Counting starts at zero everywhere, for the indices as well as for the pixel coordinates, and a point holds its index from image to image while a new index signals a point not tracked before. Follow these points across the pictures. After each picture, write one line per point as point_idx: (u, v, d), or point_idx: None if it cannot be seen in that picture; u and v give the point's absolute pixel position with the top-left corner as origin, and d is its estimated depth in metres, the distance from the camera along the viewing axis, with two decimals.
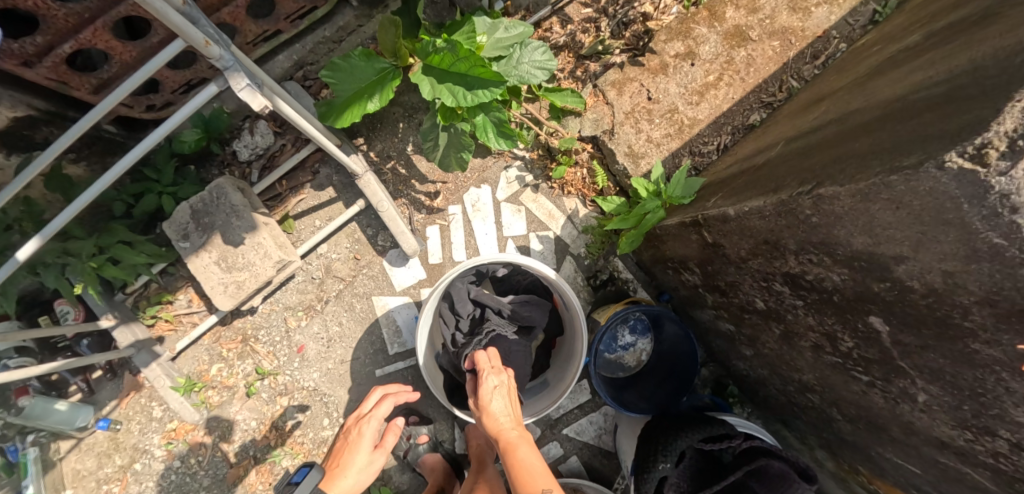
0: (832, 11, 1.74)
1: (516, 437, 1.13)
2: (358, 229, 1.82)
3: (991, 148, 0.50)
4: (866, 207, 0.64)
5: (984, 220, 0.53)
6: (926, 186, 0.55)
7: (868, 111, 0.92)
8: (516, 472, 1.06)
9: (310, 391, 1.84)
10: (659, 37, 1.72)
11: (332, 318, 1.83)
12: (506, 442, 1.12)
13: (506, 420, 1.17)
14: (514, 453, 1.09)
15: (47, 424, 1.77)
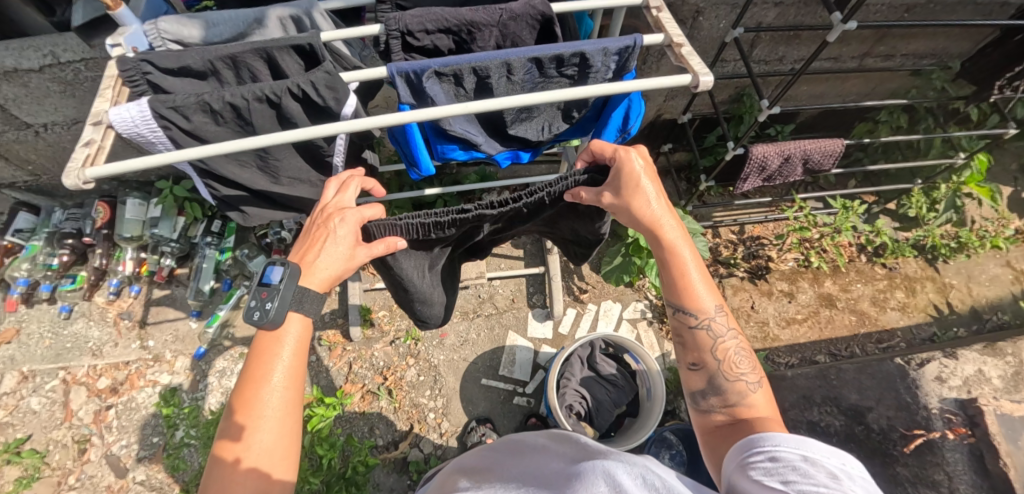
0: (900, 317, 2.44)
1: (665, 228, 1.09)
2: (524, 283, 2.49)
3: (914, 361, 1.73)
4: (862, 377, 1.77)
5: (906, 391, 1.68)
6: (886, 371, 1.75)
7: (867, 359, 1.88)
8: (670, 263, 1.09)
9: (431, 364, 2.33)
10: (774, 275, 2.50)
11: (475, 327, 2.40)
12: (663, 234, 1.08)
13: (651, 206, 1.08)
14: (669, 245, 1.08)
15: None
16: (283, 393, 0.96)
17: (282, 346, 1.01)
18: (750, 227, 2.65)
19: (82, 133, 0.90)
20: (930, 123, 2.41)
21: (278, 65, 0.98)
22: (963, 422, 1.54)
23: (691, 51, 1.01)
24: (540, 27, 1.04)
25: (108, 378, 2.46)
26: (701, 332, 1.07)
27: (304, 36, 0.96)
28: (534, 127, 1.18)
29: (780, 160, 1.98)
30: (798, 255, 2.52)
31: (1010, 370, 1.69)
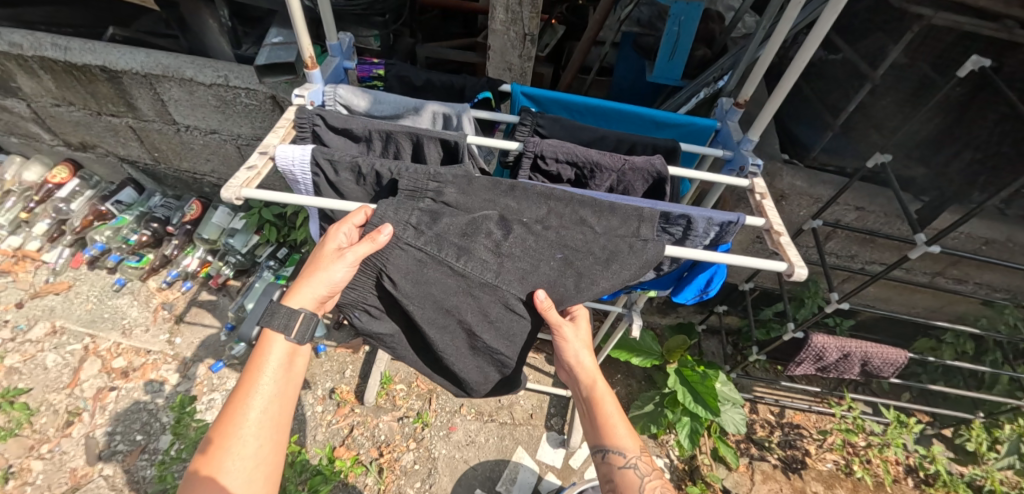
0: None
1: (618, 434, 1.19)
2: (547, 401, 2.43)
3: None
4: None
5: None
6: None
7: None
8: (605, 430, 1.20)
9: (430, 455, 2.22)
10: (810, 473, 2.30)
11: (485, 431, 2.31)
12: (590, 387, 1.23)
13: (613, 416, 1.21)
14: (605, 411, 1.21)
15: None
16: (264, 409, 1.04)
17: (265, 364, 1.08)
18: (790, 412, 2.52)
19: (250, 157, 1.10)
20: (999, 358, 2.31)
21: (422, 149, 1.13)
22: None
23: (789, 242, 1.07)
24: (652, 182, 1.14)
25: (125, 359, 2.49)
26: (636, 484, 1.12)
27: (454, 135, 1.11)
28: None
29: (839, 355, 1.94)
30: (837, 458, 2.36)
31: None
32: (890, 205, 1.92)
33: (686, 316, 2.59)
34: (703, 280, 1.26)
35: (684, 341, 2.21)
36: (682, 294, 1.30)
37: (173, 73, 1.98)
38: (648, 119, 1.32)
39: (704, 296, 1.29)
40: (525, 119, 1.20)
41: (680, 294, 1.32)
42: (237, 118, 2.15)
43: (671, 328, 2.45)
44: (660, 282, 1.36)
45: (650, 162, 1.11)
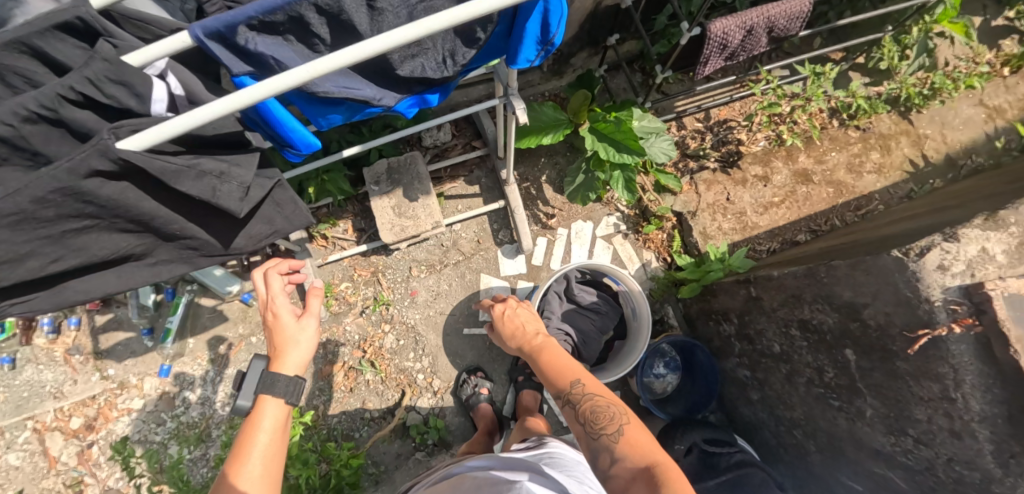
0: (877, 180, 2.35)
1: (572, 370, 1.28)
2: (486, 222, 2.41)
3: (911, 249, 1.04)
4: (855, 272, 1.18)
5: (907, 283, 1.04)
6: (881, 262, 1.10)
7: (861, 235, 1.63)
8: (558, 366, 1.31)
9: (409, 326, 2.35)
10: (747, 160, 2.36)
11: (445, 278, 2.38)
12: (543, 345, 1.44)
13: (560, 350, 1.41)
14: (558, 359, 1.33)
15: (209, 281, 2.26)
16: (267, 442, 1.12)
17: (262, 421, 1.14)
18: (716, 111, 2.47)
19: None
20: None
21: (46, 53, 0.93)
22: (970, 310, 0.95)
23: None
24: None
25: (79, 416, 2.33)
26: (588, 416, 1.15)
27: (67, 10, 0.91)
28: (431, 58, 1.15)
29: (742, 33, 1.73)
30: (769, 133, 2.39)
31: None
32: None
33: (583, 67, 2.31)
34: (531, 30, 1.14)
35: (586, 97, 1.98)
36: (520, 56, 1.19)
37: None
38: None
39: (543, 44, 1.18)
40: None
41: (514, 57, 1.21)
42: None
43: (573, 86, 2.15)
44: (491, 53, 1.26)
45: None
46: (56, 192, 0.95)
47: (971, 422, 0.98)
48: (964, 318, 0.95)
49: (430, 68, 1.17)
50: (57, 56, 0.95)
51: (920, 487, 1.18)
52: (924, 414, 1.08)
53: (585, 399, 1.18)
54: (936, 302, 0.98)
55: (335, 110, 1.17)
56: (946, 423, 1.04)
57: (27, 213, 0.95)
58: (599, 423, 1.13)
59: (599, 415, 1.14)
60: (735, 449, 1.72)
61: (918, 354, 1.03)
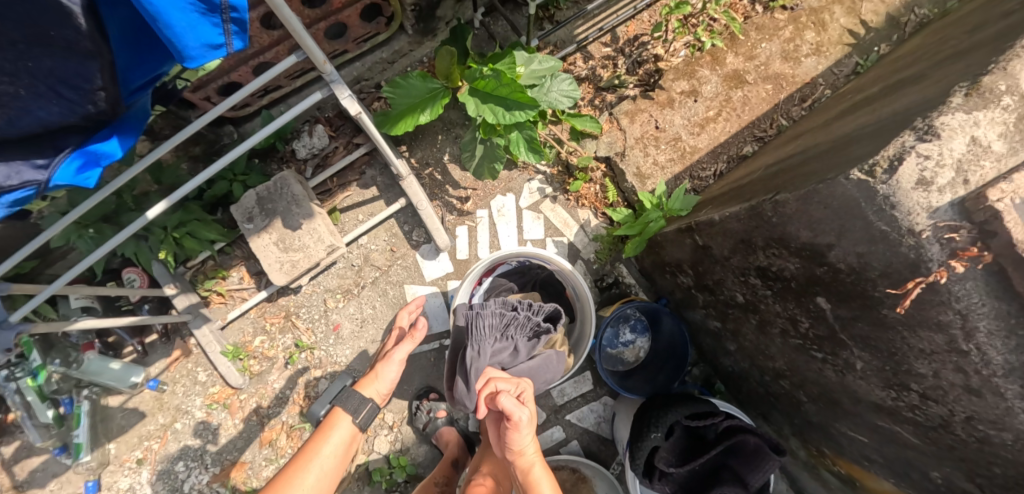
0: (818, 63, 2.05)
1: (540, 490, 1.27)
2: (396, 225, 2.08)
3: (877, 165, 0.74)
4: (808, 208, 0.88)
5: (877, 214, 0.75)
6: (839, 191, 0.80)
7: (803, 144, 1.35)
8: None
9: (342, 366, 2.05)
10: (668, 76, 2.02)
11: (367, 301, 2.06)
12: (528, 468, 1.30)
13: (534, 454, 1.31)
14: (537, 482, 1.28)
15: (103, 379, 1.99)
16: (322, 472, 1.39)
17: (329, 438, 1.43)
18: (623, 28, 2.10)
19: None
20: None
21: None
22: (973, 236, 0.68)
23: None
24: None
25: None
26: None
27: None
28: (51, 89, 0.91)
29: None
30: (687, 39, 2.05)
31: (1015, 115, 0.72)
32: None
33: (454, 15, 1.92)
34: (171, 8, 0.80)
35: (452, 54, 1.64)
36: (179, 45, 0.84)
37: None
38: None
39: (203, 10, 0.83)
40: None
41: (179, 53, 0.86)
42: None
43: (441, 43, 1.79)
44: (150, 50, 1.00)
45: None
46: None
47: (993, 377, 0.74)
48: (964, 249, 0.68)
49: (48, 110, 0.94)
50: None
51: (936, 439, 0.95)
52: (928, 368, 0.84)
53: None
54: (924, 232, 0.70)
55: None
56: (960, 379, 0.79)
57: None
58: None
59: None
60: (721, 419, 1.47)
61: (911, 308, 0.78)
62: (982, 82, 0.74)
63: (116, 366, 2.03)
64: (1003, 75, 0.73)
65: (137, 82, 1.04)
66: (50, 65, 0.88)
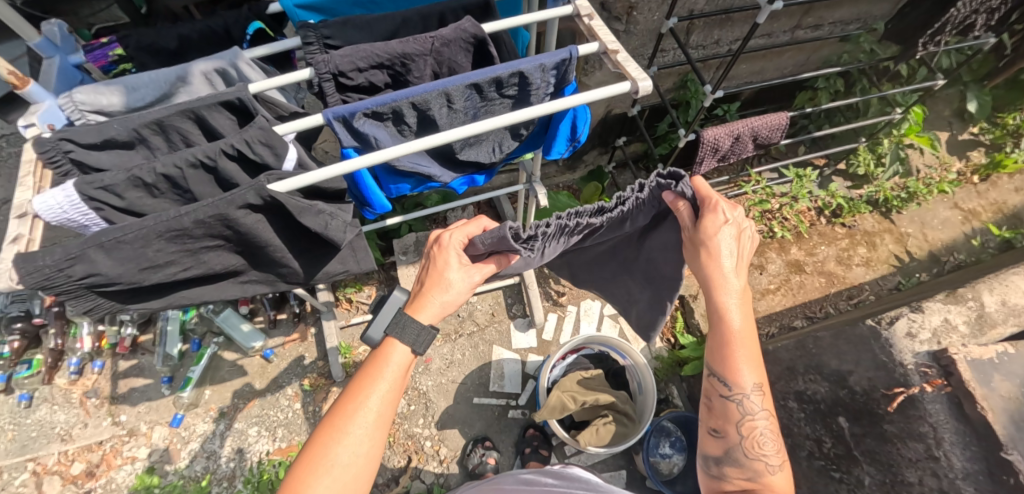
0: (866, 272, 2.55)
1: (740, 371, 1.09)
2: (502, 296, 2.62)
3: (882, 320, 1.52)
4: (839, 342, 1.60)
5: (880, 349, 1.47)
6: (858, 333, 1.55)
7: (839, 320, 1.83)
8: (728, 362, 1.10)
9: (420, 392, 2.40)
10: None
11: (460, 348, 2.51)
12: (728, 332, 1.08)
13: (739, 323, 1.07)
14: (737, 353, 1.09)
15: (234, 334, 2.45)
16: (369, 427, 1.00)
17: (386, 367, 1.06)
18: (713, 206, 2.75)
19: (9, 227, 1.09)
20: (866, 85, 2.41)
21: (203, 122, 1.19)
22: (939, 373, 1.34)
23: (624, 57, 1.28)
24: (472, 47, 1.29)
25: (82, 462, 2.32)
26: (733, 416, 1.10)
27: (232, 91, 1.18)
28: (489, 146, 1.43)
29: (731, 139, 2.03)
30: (762, 226, 2.62)
31: (956, 322, 1.49)
32: None
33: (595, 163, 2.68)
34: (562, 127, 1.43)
35: (597, 189, 2.33)
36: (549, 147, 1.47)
37: None
38: None
39: (570, 138, 1.46)
40: (309, 36, 1.25)
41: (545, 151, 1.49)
42: None
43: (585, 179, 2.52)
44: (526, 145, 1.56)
45: (461, 28, 1.23)
46: (197, 223, 1.09)
47: (957, 478, 1.24)
48: (934, 379, 1.34)
49: (482, 155, 1.44)
50: (214, 124, 1.20)
51: None
52: (915, 475, 1.30)
53: (764, 418, 1.09)
54: (909, 364, 1.39)
55: (405, 181, 1.47)
56: (935, 483, 1.26)
57: (166, 239, 1.08)
58: (760, 448, 1.09)
59: (761, 441, 1.09)
60: None
61: (898, 408, 1.37)
62: (924, 306, 1.53)
63: (245, 327, 2.49)
64: (922, 306, 1.56)
65: (511, 158, 1.57)
66: (496, 137, 1.42)
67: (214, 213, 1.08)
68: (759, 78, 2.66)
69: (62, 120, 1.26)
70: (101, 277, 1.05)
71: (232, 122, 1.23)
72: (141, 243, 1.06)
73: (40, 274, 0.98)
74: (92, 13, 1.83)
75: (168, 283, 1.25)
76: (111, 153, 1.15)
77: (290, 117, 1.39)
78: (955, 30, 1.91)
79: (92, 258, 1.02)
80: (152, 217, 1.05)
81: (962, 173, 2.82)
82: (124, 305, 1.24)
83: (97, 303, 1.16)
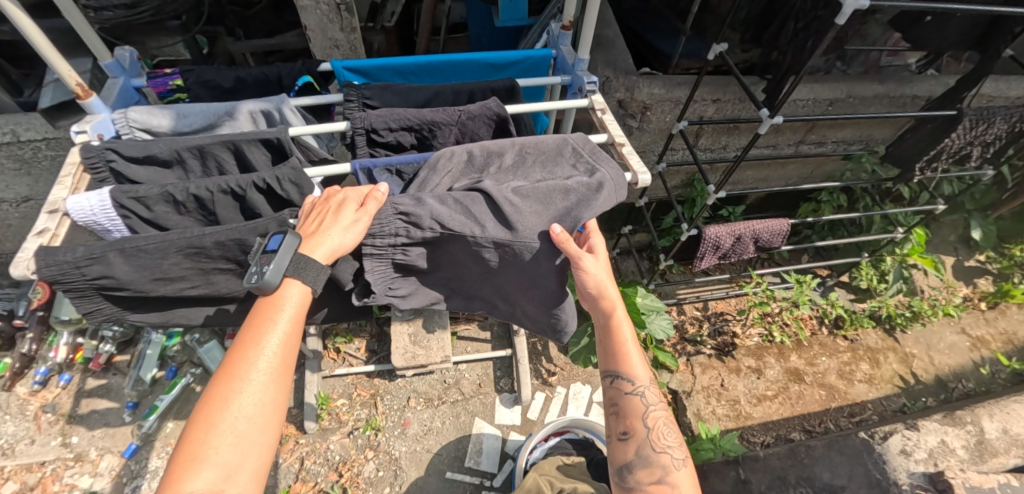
0: (869, 389, 2.46)
1: (633, 365, 1.34)
2: (492, 367, 2.55)
3: (877, 433, 1.72)
4: (833, 451, 1.69)
5: (876, 466, 1.63)
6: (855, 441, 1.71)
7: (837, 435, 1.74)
8: (625, 365, 1.34)
9: (392, 458, 2.27)
10: (741, 351, 2.54)
11: (440, 415, 2.40)
12: (614, 315, 1.35)
13: (628, 344, 1.36)
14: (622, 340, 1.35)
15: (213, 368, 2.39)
16: (269, 373, 0.99)
17: (280, 312, 1.04)
18: (713, 303, 2.73)
19: (39, 221, 1.16)
20: (869, 203, 2.50)
21: (239, 154, 1.30)
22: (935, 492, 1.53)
23: (629, 151, 1.36)
24: (495, 124, 1.38)
25: (15, 482, 2.16)
26: (638, 410, 1.30)
27: (273, 133, 1.29)
28: None
29: (732, 239, 2.08)
30: (761, 329, 2.61)
31: (958, 453, 1.66)
32: (740, 92, 2.16)
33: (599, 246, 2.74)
34: None
35: None
36: None
37: None
38: (485, 63, 1.59)
39: None
40: (351, 94, 1.40)
41: None
42: (47, 176, 1.90)
43: None
44: None
45: (487, 106, 1.34)
46: (217, 244, 1.17)
47: None
48: None
49: None
50: (249, 158, 1.31)
51: None
52: None
53: (672, 434, 1.30)
54: (905, 485, 1.58)
55: None
56: None
57: (184, 254, 1.17)
58: (662, 437, 1.28)
59: (662, 430, 1.29)
60: None
61: None
62: (915, 431, 1.71)
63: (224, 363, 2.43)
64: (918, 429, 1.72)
65: None
66: None
67: (233, 238, 1.16)
68: (766, 185, 2.78)
69: (111, 132, 1.39)
70: (113, 280, 1.14)
71: (267, 160, 1.33)
72: (159, 255, 1.15)
73: (58, 268, 1.08)
74: (158, 47, 2.00)
75: (170, 298, 1.30)
76: (153, 172, 1.28)
77: (319, 164, 1.48)
78: (950, 158, 2.02)
79: (110, 261, 1.12)
80: (176, 232, 1.14)
81: (969, 298, 2.83)
82: (125, 312, 1.28)
83: (100, 306, 1.22)
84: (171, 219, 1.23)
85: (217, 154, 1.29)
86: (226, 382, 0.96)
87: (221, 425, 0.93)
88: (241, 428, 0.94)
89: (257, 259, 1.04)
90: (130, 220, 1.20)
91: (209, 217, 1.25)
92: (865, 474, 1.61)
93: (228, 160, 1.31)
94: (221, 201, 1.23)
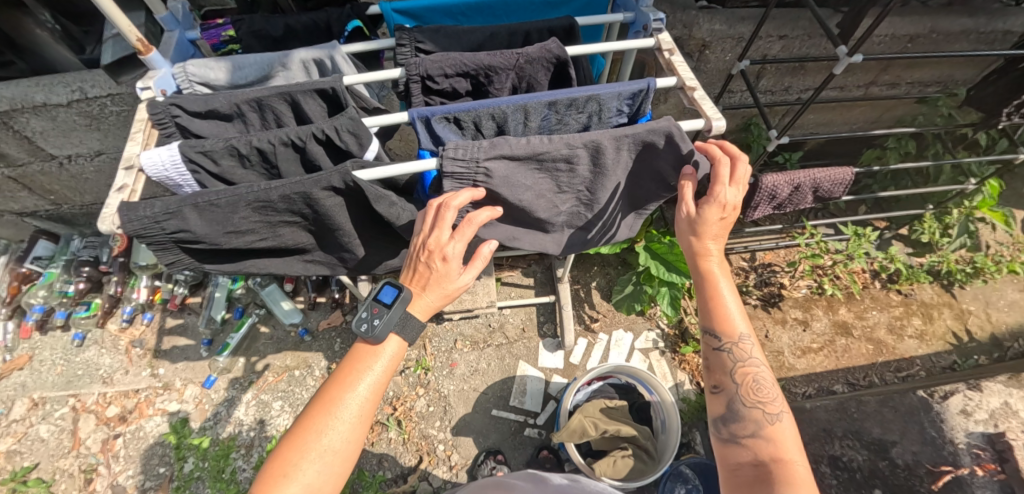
0: (919, 345, 2.40)
1: (732, 319, 1.18)
2: (535, 312, 2.63)
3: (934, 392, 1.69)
4: (885, 410, 1.71)
5: (929, 424, 1.61)
6: (909, 400, 1.71)
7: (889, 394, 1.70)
8: (720, 321, 1.18)
9: (441, 395, 2.43)
10: (788, 303, 2.50)
11: (485, 358, 2.52)
12: (708, 273, 1.20)
13: (727, 299, 1.20)
14: (717, 297, 1.20)
15: (276, 309, 2.57)
16: (357, 415, 1.03)
17: (376, 360, 1.10)
18: (761, 254, 2.66)
19: (118, 176, 1.24)
20: (939, 150, 2.32)
21: (296, 107, 1.32)
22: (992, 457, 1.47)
23: (703, 95, 1.29)
24: (553, 67, 1.33)
25: (117, 406, 2.45)
26: (728, 366, 1.15)
27: (327, 82, 1.30)
28: None
29: (791, 188, 1.99)
30: (810, 281, 2.54)
31: None
32: (811, 26, 1.98)
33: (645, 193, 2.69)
34: None
35: (645, 219, 2.36)
36: None
37: (22, 101, 1.79)
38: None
39: None
40: (403, 38, 1.37)
41: None
42: (116, 130, 2.00)
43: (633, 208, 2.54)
44: None
45: (546, 48, 1.29)
46: (281, 199, 1.22)
47: None
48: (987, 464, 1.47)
49: None
50: (305, 110, 1.33)
51: None
52: None
53: (770, 398, 1.11)
54: (961, 444, 1.55)
55: None
56: None
57: (252, 208, 1.22)
58: (756, 395, 1.11)
59: (758, 388, 1.12)
60: None
61: None
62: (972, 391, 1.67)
63: (285, 305, 2.60)
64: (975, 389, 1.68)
65: None
66: None
67: (296, 192, 1.20)
68: (827, 130, 2.61)
69: (172, 88, 1.43)
70: (188, 233, 1.22)
71: (322, 110, 1.35)
72: (229, 209, 1.21)
73: (140, 223, 1.15)
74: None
75: (241, 249, 1.39)
76: (216, 126, 1.32)
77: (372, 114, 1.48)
78: None
79: (185, 216, 1.19)
80: (243, 187, 1.19)
81: None
82: (201, 264, 1.38)
83: (178, 259, 1.31)
84: (236, 173, 1.28)
85: (275, 107, 1.32)
86: (316, 415, 1.02)
87: (311, 451, 0.99)
88: (325, 459, 1.00)
89: (367, 305, 1.10)
90: (200, 174, 1.25)
91: (272, 169, 1.30)
92: (918, 433, 1.61)
93: (286, 113, 1.34)
94: (282, 154, 1.26)
